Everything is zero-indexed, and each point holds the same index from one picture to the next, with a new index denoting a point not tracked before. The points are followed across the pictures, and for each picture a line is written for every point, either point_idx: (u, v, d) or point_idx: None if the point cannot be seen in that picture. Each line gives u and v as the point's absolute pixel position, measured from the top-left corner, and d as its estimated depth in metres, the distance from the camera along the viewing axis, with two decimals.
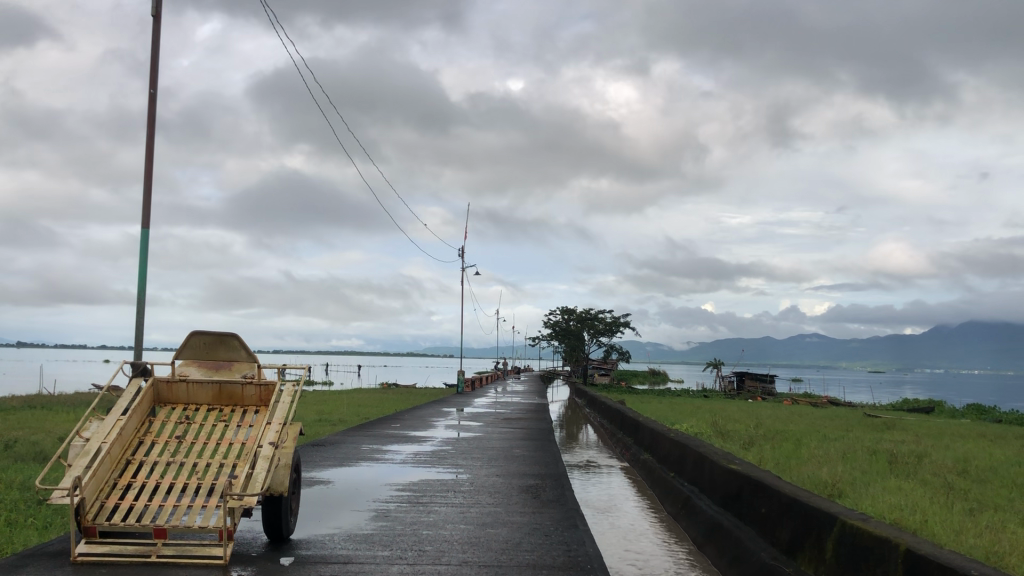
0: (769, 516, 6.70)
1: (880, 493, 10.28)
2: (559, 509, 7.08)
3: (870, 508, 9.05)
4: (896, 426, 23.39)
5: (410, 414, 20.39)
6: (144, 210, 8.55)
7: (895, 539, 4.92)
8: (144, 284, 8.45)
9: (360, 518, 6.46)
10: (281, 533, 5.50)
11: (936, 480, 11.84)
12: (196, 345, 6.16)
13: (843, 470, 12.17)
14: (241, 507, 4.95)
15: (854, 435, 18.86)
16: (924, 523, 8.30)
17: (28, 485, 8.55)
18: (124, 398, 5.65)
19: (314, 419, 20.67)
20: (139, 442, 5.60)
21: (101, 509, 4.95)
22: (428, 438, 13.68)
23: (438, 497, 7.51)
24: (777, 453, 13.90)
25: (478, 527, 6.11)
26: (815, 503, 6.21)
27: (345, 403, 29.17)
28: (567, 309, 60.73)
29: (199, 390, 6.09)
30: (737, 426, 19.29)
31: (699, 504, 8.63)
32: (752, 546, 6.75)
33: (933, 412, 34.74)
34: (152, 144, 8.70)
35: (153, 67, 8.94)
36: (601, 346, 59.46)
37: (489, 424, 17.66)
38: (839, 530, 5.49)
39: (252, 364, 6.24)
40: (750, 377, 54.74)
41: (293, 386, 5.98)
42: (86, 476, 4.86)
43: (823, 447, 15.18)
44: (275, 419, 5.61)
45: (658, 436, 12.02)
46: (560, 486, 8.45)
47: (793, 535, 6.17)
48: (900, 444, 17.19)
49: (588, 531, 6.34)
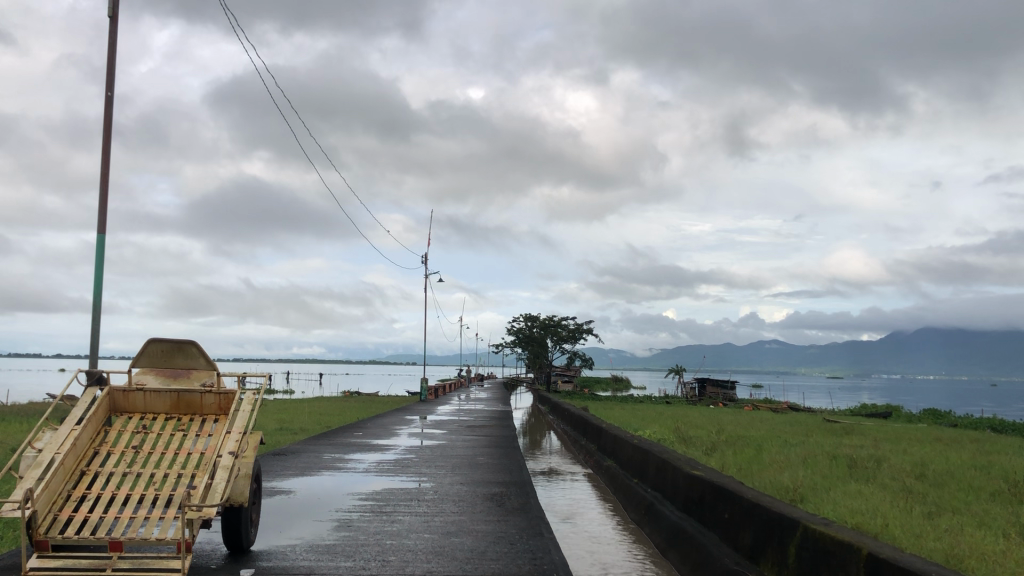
0: (731, 522, 6.72)
1: (841, 497, 10.37)
2: (523, 517, 7.04)
3: (832, 513, 9.12)
4: (855, 431, 23.69)
5: (372, 423, 20.21)
6: (100, 215, 8.37)
7: (856, 543, 4.95)
8: (99, 291, 8.26)
9: (322, 529, 6.36)
10: (241, 545, 5.39)
11: (895, 484, 11.99)
12: (152, 353, 6.03)
13: (804, 475, 12.27)
14: (201, 518, 4.84)
15: (813, 440, 19.06)
16: (885, 527, 8.38)
17: None
18: (78, 407, 5.51)
19: (276, 427, 20.44)
20: (94, 453, 5.46)
21: (54, 522, 4.82)
22: (391, 446, 13.56)
23: (401, 506, 7.43)
24: (739, 459, 13.98)
25: (442, 537, 6.05)
26: (777, 508, 6.23)
27: (307, 411, 28.92)
28: (530, 316, 60.79)
29: (156, 399, 5.97)
30: (699, 432, 19.40)
31: (663, 509, 8.64)
32: (714, 551, 6.77)
33: (890, 417, 35.29)
34: (108, 148, 8.53)
35: (109, 69, 8.76)
36: (564, 354, 59.62)
37: (453, 432, 17.58)
38: (801, 535, 5.51)
39: (212, 372, 6.12)
40: (711, 382, 55.24)
41: (253, 395, 5.87)
42: (38, 488, 4.72)
43: (784, 452, 15.30)
44: (235, 428, 5.50)
45: (622, 442, 12.03)
46: (525, 494, 8.40)
47: (755, 540, 6.18)
48: (858, 449, 17.42)
49: (553, 538, 6.30)
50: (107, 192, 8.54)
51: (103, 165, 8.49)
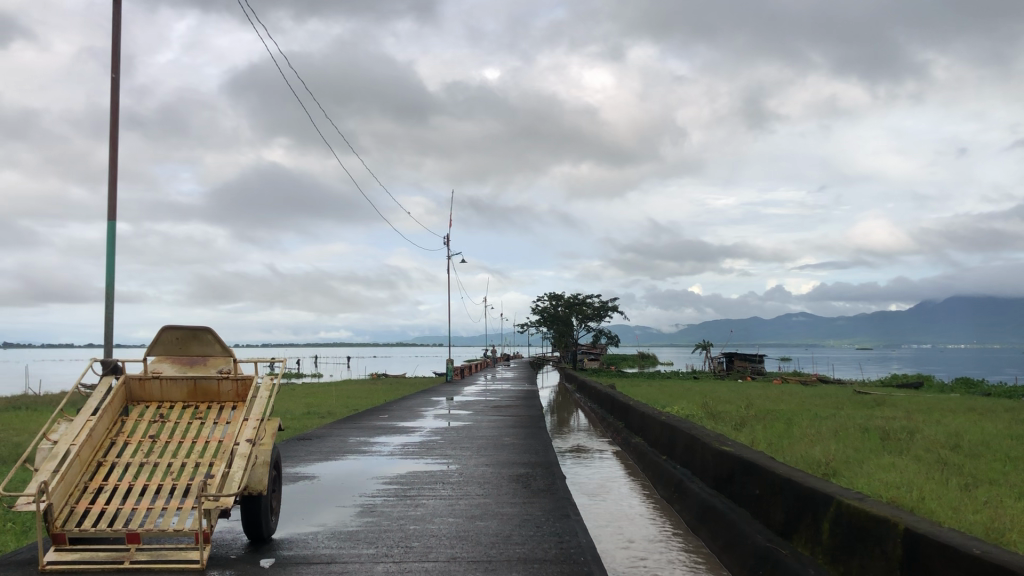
0: (762, 498, 6.54)
1: (875, 471, 10.13)
2: (549, 499, 6.90)
3: (866, 487, 8.91)
4: (886, 402, 23.34)
5: (397, 405, 20.16)
6: (110, 201, 8.27)
7: (892, 518, 4.76)
8: (112, 278, 8.17)
9: (344, 515, 6.24)
10: (261, 533, 5.29)
11: (930, 456, 11.73)
12: (167, 340, 5.94)
13: (836, 448, 12.04)
14: (218, 508, 4.73)
15: (844, 413, 18.74)
16: (922, 501, 8.15)
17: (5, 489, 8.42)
18: (93, 397, 5.42)
19: (303, 411, 20.54)
20: (110, 443, 5.37)
21: (71, 514, 4.72)
22: (416, 428, 13.47)
23: (426, 490, 7.31)
24: (769, 433, 13.75)
25: (467, 521, 5.92)
26: (809, 483, 6.04)
27: (334, 395, 29.03)
28: (554, 295, 60.59)
29: (172, 387, 5.87)
30: (728, 407, 19.16)
31: (692, 486, 8.46)
32: (745, 528, 6.60)
33: (920, 387, 34.82)
34: (116, 135, 8.43)
35: (114, 55, 8.64)
36: (589, 332, 59.45)
37: (478, 412, 17.55)
38: (835, 510, 5.33)
39: (228, 359, 6.01)
40: (739, 356, 54.80)
41: (271, 380, 5.75)
42: (53, 480, 4.63)
43: (815, 426, 15.04)
44: (252, 415, 5.38)
45: (649, 418, 11.86)
46: (551, 475, 8.26)
47: (787, 516, 6.01)
48: (890, 420, 17.13)
49: (580, 520, 6.15)
50: (116, 180, 8.43)
51: (112, 151, 8.40)
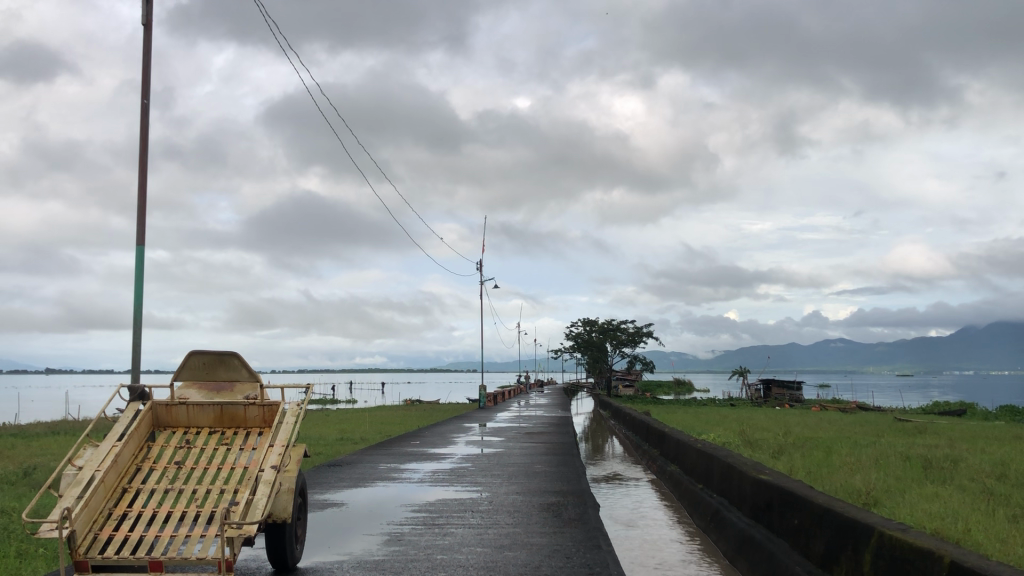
0: (801, 528, 6.34)
1: (918, 501, 9.84)
2: (581, 529, 6.74)
3: (909, 518, 8.63)
4: (928, 430, 22.79)
5: (430, 431, 20.06)
6: (139, 227, 8.33)
7: (937, 550, 4.56)
8: (140, 301, 8.20)
9: (370, 544, 6.14)
10: (286, 562, 5.21)
11: (975, 486, 11.37)
12: (194, 366, 5.92)
13: (877, 477, 11.73)
14: (242, 536, 4.66)
15: (885, 441, 18.30)
16: (968, 532, 7.88)
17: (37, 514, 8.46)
18: (120, 423, 5.39)
19: (336, 437, 20.54)
20: (136, 469, 5.33)
21: (94, 541, 4.67)
22: (448, 455, 13.34)
23: (455, 518, 7.20)
24: (808, 462, 13.45)
25: (496, 550, 5.80)
26: (850, 513, 5.83)
27: (367, 420, 29.06)
28: (588, 321, 60.31)
29: (199, 413, 5.84)
30: (765, 435, 18.81)
31: (729, 516, 8.25)
32: (784, 559, 6.39)
33: (964, 415, 34.13)
34: (145, 160, 8.49)
35: (145, 80, 8.74)
36: (624, 358, 59.08)
37: (511, 439, 17.43)
38: (877, 542, 5.12)
39: (255, 384, 5.96)
40: (776, 383, 53.96)
41: (296, 406, 5.68)
42: (77, 506, 4.58)
43: (854, 454, 14.70)
44: (278, 441, 5.30)
45: (685, 446, 11.65)
46: (583, 504, 8.10)
47: (827, 547, 5.81)
48: (933, 449, 16.68)
49: (612, 551, 5.98)
50: (145, 206, 8.49)
51: (141, 178, 8.46)
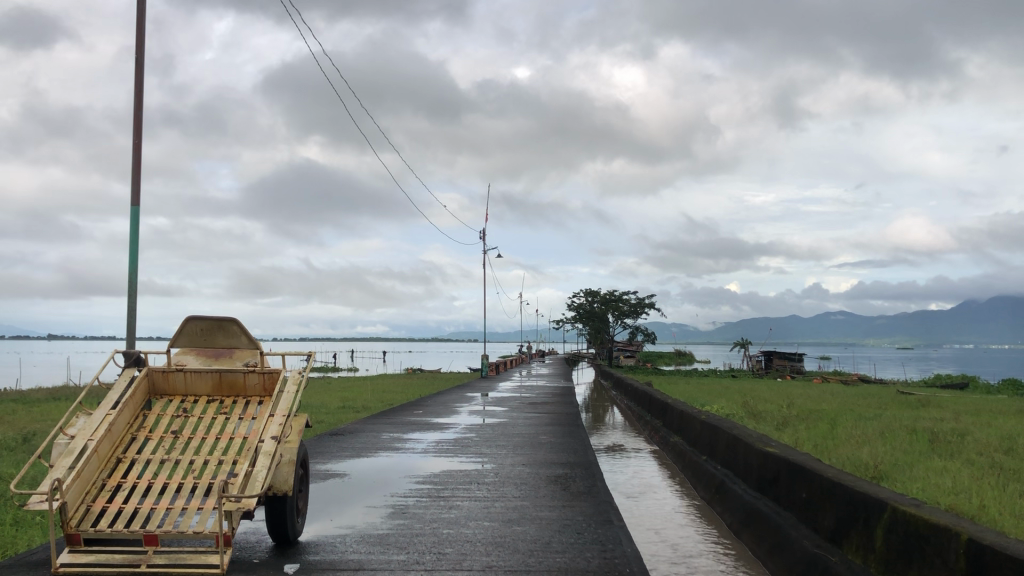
0: (810, 502, 6.13)
1: (927, 476, 9.66)
2: (590, 502, 6.57)
3: (921, 493, 8.46)
4: (932, 404, 22.61)
5: (433, 400, 19.91)
6: (134, 187, 8.08)
7: (953, 526, 4.35)
8: (135, 264, 7.95)
9: (374, 516, 5.95)
10: (287, 536, 5.03)
11: (982, 460, 11.19)
12: (192, 331, 5.67)
13: (884, 451, 11.56)
14: (240, 510, 4.47)
15: (889, 414, 18.09)
16: (981, 508, 7.71)
17: (32, 482, 8.28)
18: (114, 390, 5.18)
19: (337, 406, 20.39)
20: (131, 439, 5.13)
21: (87, 513, 4.48)
22: (452, 425, 13.18)
23: (460, 490, 7.01)
24: (813, 434, 13.27)
25: (503, 525, 5.61)
26: (862, 486, 5.62)
27: (369, 389, 28.90)
28: (590, 291, 60.13)
29: (197, 379, 5.63)
30: (768, 407, 18.66)
31: (735, 488, 8.08)
32: (793, 533, 6.20)
33: (967, 389, 34.03)
34: (140, 121, 8.23)
35: (139, 36, 8.46)
36: (626, 329, 58.99)
37: (513, 409, 17.24)
38: (889, 517, 4.92)
39: (254, 351, 5.74)
40: (777, 355, 53.78)
41: (298, 374, 5.47)
42: (69, 477, 4.39)
43: (859, 427, 14.52)
44: (278, 410, 5.11)
45: (688, 417, 11.47)
46: (591, 477, 7.93)
47: (837, 522, 5.62)
48: (938, 422, 16.49)
49: (623, 526, 5.80)
50: (140, 167, 8.24)
51: (135, 136, 8.22)
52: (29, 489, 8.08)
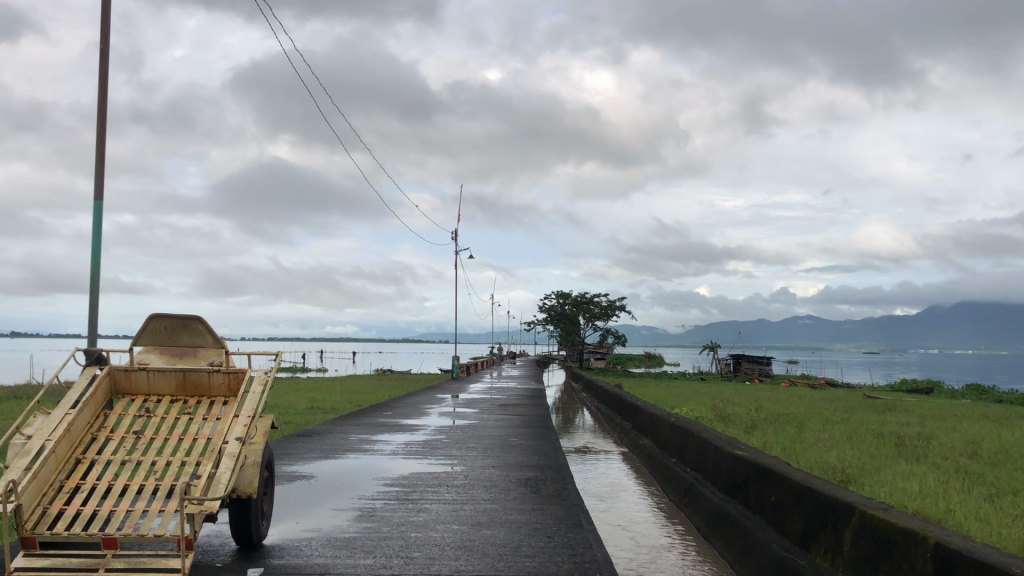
0: (779, 505, 6.12)
1: (894, 479, 9.71)
2: (561, 506, 6.50)
3: (889, 497, 8.48)
4: (898, 408, 22.84)
5: (403, 401, 19.76)
6: (97, 181, 7.90)
7: (921, 530, 4.34)
8: (97, 260, 7.78)
9: (341, 519, 5.85)
10: (251, 539, 4.92)
11: (949, 464, 11.27)
12: (155, 330, 5.54)
13: (851, 454, 11.62)
14: (202, 512, 4.35)
15: (856, 418, 18.23)
16: (948, 512, 7.74)
17: None
18: (74, 390, 5.05)
19: (305, 406, 20.15)
20: (91, 439, 5.00)
21: (43, 516, 4.35)
22: (421, 426, 13.06)
23: (429, 492, 6.92)
24: (781, 437, 13.33)
25: (473, 528, 5.53)
26: (830, 491, 5.60)
27: (338, 390, 28.60)
28: (561, 294, 60.21)
29: (160, 379, 5.50)
30: (737, 410, 18.72)
31: (704, 491, 8.04)
32: (761, 536, 6.17)
33: (931, 393, 34.49)
34: (105, 114, 8.08)
35: (104, 27, 8.30)
36: (597, 331, 59.09)
37: (484, 411, 17.13)
38: (858, 521, 4.90)
39: (220, 350, 5.62)
40: (746, 358, 54.05)
41: (265, 374, 5.36)
42: (24, 478, 4.26)
43: (827, 431, 14.60)
44: (243, 411, 5.00)
45: (658, 420, 11.46)
46: (562, 480, 7.86)
47: (805, 526, 5.60)
48: (905, 426, 16.63)
49: (594, 530, 5.74)
50: (104, 160, 8.07)
51: (100, 128, 8.06)
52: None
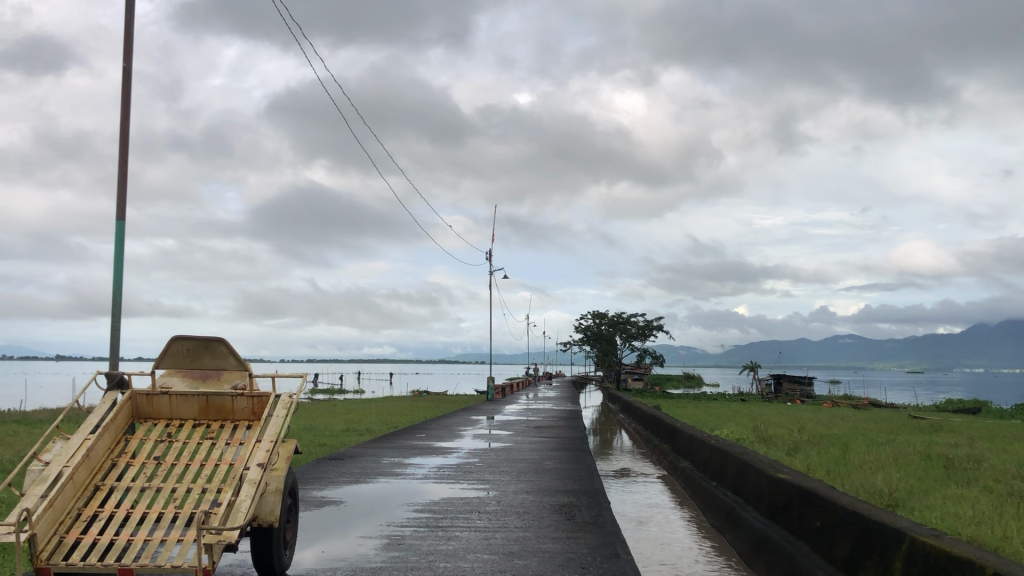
0: (823, 531, 5.82)
1: (944, 503, 9.30)
2: (597, 534, 6.28)
3: (940, 522, 8.11)
4: (946, 428, 22.19)
5: (438, 423, 19.57)
6: (120, 200, 7.85)
7: (977, 558, 4.04)
8: (120, 279, 7.70)
9: (367, 548, 5.66)
10: (273, 569, 4.74)
11: (1002, 488, 10.82)
12: (177, 352, 5.41)
13: (899, 477, 11.21)
14: (221, 543, 4.18)
15: (902, 439, 17.72)
16: (1003, 539, 7.36)
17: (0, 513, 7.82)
18: (94, 414, 4.92)
19: (340, 428, 19.99)
20: (111, 464, 4.87)
21: (59, 546, 4.20)
22: (455, 449, 12.88)
23: (460, 519, 6.71)
24: (824, 459, 12.93)
25: (504, 558, 5.32)
26: (879, 514, 5.30)
27: (374, 412, 28.48)
28: (598, 314, 59.86)
29: (182, 403, 5.37)
30: (778, 431, 18.30)
31: (745, 515, 7.74)
32: (805, 563, 5.88)
33: (978, 413, 33.74)
34: (127, 135, 8.07)
35: (126, 50, 8.31)
36: (634, 351, 58.61)
37: (519, 433, 16.89)
38: (908, 548, 4.59)
39: (243, 373, 5.49)
40: (787, 378, 53.15)
41: (289, 397, 5.21)
42: (40, 506, 4.12)
43: (872, 452, 14.15)
44: (266, 436, 4.83)
45: (697, 442, 11.15)
46: (597, 506, 7.63)
47: (852, 551, 5.30)
48: (952, 447, 16.11)
49: (631, 561, 5.48)
50: (127, 180, 8.04)
51: (122, 148, 8.03)
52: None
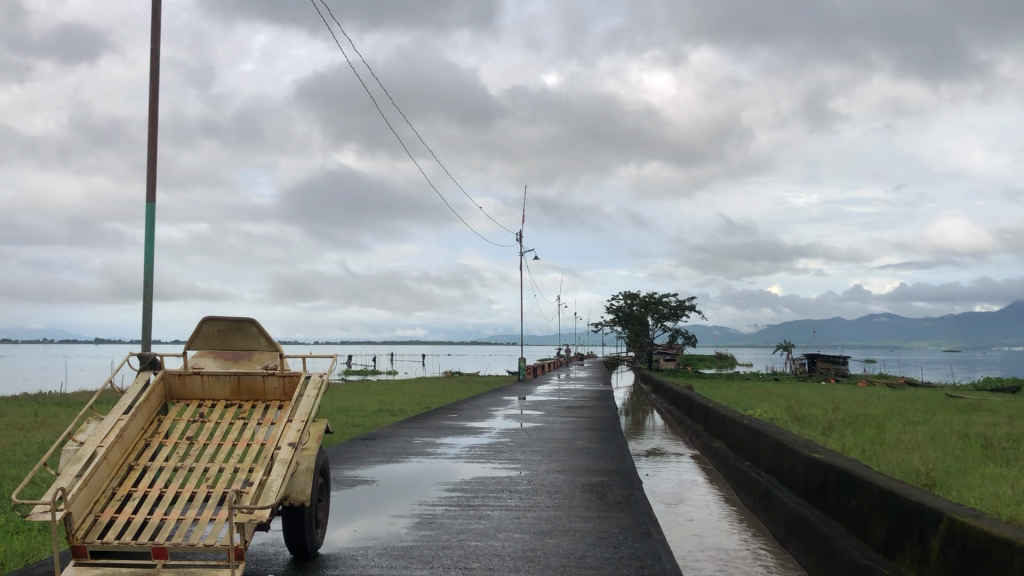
0: (860, 512, 5.73)
1: (982, 483, 9.15)
2: (628, 513, 6.24)
3: (979, 502, 7.98)
4: (984, 407, 21.86)
5: (470, 403, 19.64)
6: (149, 183, 7.91)
7: (1016, 539, 3.95)
8: (150, 260, 7.77)
9: (399, 526, 5.67)
10: (305, 549, 4.76)
11: None
12: (208, 333, 5.44)
13: (937, 457, 11.05)
14: (252, 522, 4.19)
15: (940, 418, 17.46)
16: None
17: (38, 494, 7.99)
18: (128, 394, 4.96)
19: (373, 409, 20.15)
20: (145, 445, 4.91)
21: (94, 525, 4.25)
22: (487, 429, 12.90)
23: (491, 499, 6.69)
24: (860, 439, 12.77)
25: (534, 537, 5.29)
26: (917, 494, 5.20)
27: (406, 393, 28.62)
28: (629, 294, 59.67)
29: (215, 384, 5.39)
30: (813, 411, 18.14)
31: (780, 495, 7.64)
32: (841, 543, 5.79)
33: (1017, 392, 33.21)
34: (156, 118, 8.12)
35: (153, 33, 8.34)
36: (667, 331, 58.38)
37: (550, 413, 16.89)
38: (946, 529, 4.50)
39: (275, 353, 5.48)
40: (823, 358, 52.55)
41: (319, 377, 5.21)
42: (75, 486, 4.16)
43: (909, 432, 13.98)
44: (297, 416, 4.84)
45: (731, 421, 11.07)
46: (629, 485, 7.59)
47: (889, 532, 5.21)
48: (991, 427, 15.87)
49: (663, 540, 5.44)
50: (157, 163, 8.09)
51: (152, 131, 8.08)
52: (32, 499, 7.93)
